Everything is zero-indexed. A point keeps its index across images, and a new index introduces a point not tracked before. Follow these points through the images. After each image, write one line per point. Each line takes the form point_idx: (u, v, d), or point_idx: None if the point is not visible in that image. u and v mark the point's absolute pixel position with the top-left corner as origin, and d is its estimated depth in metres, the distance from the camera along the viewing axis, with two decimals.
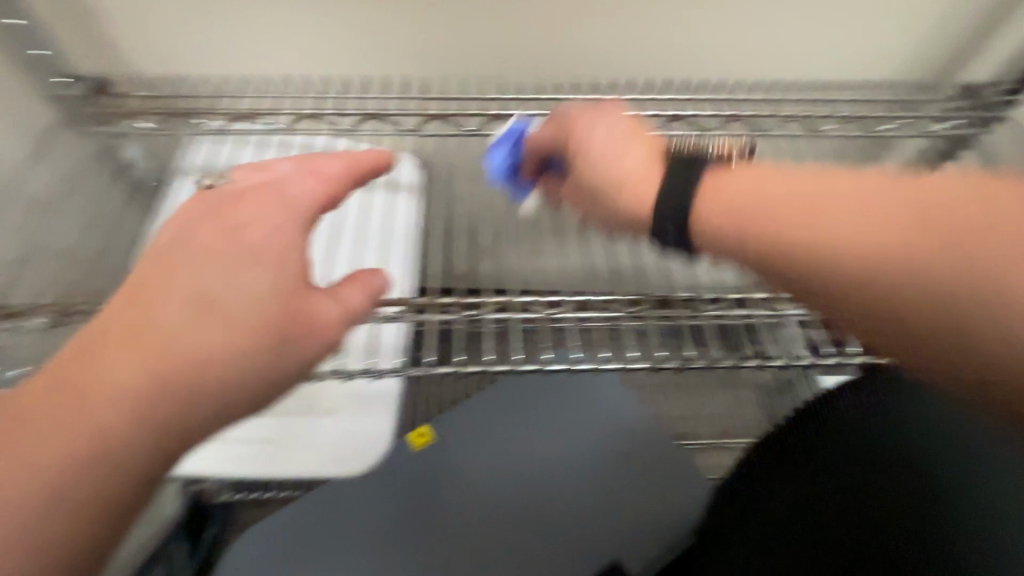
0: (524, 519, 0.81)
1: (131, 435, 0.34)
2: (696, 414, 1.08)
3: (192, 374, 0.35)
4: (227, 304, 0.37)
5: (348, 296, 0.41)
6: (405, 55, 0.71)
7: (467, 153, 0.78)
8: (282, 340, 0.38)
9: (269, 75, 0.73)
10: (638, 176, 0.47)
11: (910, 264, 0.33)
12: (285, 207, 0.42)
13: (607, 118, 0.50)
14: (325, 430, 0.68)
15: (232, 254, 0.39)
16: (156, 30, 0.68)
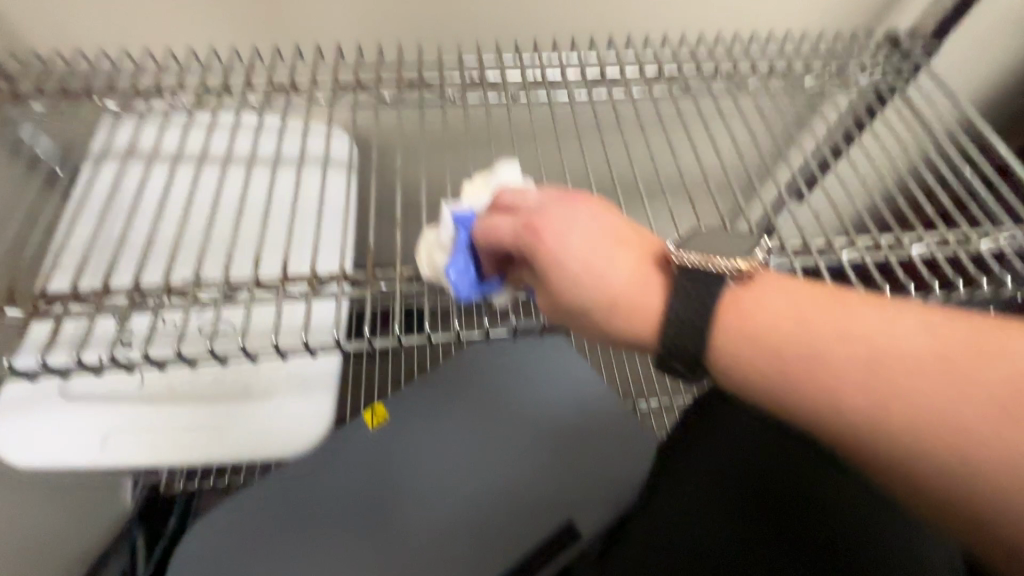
0: (483, 497, 0.79)
1: None
2: (649, 377, 1.12)
3: None
4: None
5: None
6: (316, 24, 0.68)
7: (395, 124, 0.74)
8: None
9: (173, 49, 0.69)
10: (632, 295, 0.41)
11: (888, 424, 0.34)
12: None
13: (567, 209, 0.44)
14: (254, 413, 0.64)
15: None
16: (38, 6, 0.64)
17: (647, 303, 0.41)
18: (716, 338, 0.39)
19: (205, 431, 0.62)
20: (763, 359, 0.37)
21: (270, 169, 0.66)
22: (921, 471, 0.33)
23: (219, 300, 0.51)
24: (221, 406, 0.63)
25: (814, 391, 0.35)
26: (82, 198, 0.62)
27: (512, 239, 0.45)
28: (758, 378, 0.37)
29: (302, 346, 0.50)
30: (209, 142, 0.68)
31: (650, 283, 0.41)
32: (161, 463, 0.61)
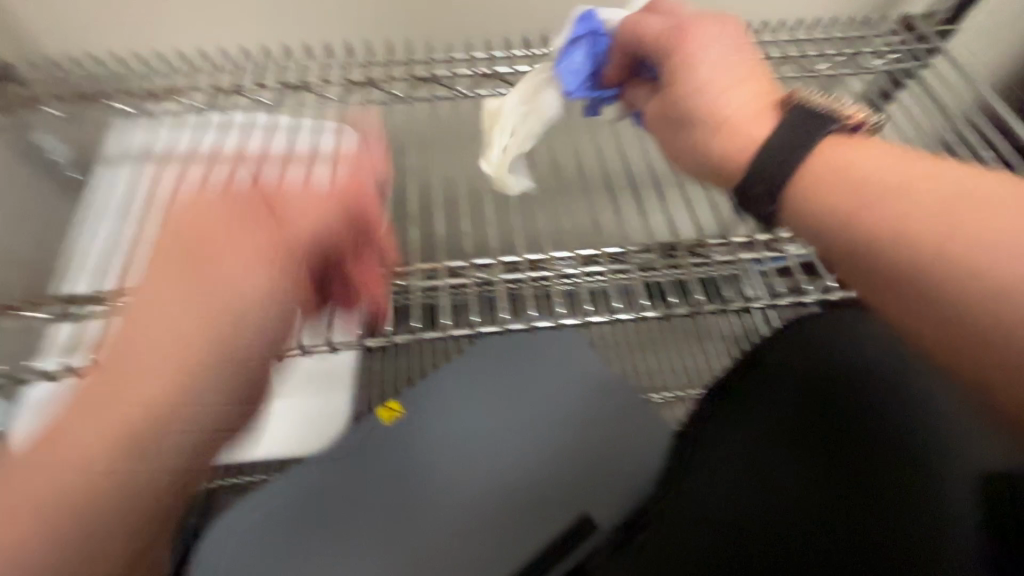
0: (500, 491, 0.81)
1: (135, 437, 0.42)
2: (660, 368, 1.13)
3: (178, 371, 0.43)
4: (182, 339, 0.44)
5: (229, 281, 0.46)
6: (331, 22, 0.69)
7: (407, 122, 0.75)
8: (182, 370, 0.43)
9: (184, 50, 0.69)
10: (736, 116, 0.48)
11: (971, 267, 0.37)
12: (251, 231, 0.48)
13: (717, 35, 0.51)
14: None
15: (181, 283, 0.45)
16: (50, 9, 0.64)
17: (747, 129, 0.48)
18: (813, 197, 0.44)
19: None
20: (856, 202, 0.42)
21: (284, 168, 0.66)
22: (994, 321, 0.37)
23: None
24: None
25: (945, 259, 0.38)
26: (105, 201, 0.62)
27: (654, 37, 0.53)
28: (863, 210, 0.41)
29: None
30: (225, 141, 0.68)
31: (762, 123, 0.48)
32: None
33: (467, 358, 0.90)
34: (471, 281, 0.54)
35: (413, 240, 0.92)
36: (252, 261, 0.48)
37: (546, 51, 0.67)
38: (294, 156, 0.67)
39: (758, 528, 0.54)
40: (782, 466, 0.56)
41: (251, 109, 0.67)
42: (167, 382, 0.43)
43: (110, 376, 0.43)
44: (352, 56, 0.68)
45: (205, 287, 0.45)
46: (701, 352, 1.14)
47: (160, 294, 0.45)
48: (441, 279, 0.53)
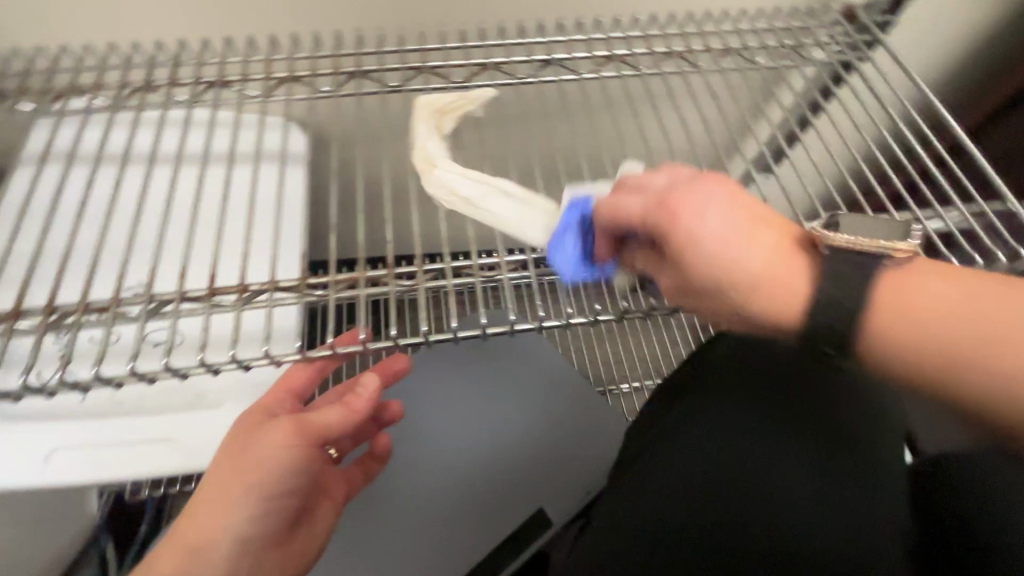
0: (457, 496, 0.79)
1: (187, 552, 0.50)
2: (620, 362, 1.12)
3: (196, 559, 0.49)
4: (208, 532, 0.50)
5: (252, 449, 0.51)
6: (252, 13, 0.64)
7: (341, 118, 0.71)
8: (196, 554, 0.50)
9: (93, 44, 0.65)
10: (768, 276, 0.41)
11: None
12: (256, 451, 0.51)
13: (706, 194, 0.43)
14: (204, 425, 0.62)
15: (194, 530, 0.50)
16: None
17: (790, 295, 0.40)
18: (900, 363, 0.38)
19: (148, 446, 0.61)
20: (941, 352, 0.37)
21: (205, 169, 0.63)
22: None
23: (140, 314, 0.46)
24: (168, 421, 0.62)
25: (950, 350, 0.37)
26: (10, 204, 0.58)
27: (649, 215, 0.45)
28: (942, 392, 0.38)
29: (232, 360, 0.46)
30: (139, 140, 0.63)
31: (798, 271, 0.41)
32: (94, 482, 0.59)
33: (433, 361, 0.90)
34: (392, 289, 0.51)
35: (358, 238, 0.88)
36: (282, 441, 0.52)
37: (480, 43, 0.64)
38: (214, 157, 0.63)
39: (713, 528, 0.53)
40: (742, 468, 0.56)
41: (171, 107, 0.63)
42: (236, 567, 0.52)
43: (187, 535, 0.50)
44: (275, 50, 0.65)
45: (259, 482, 0.51)
46: (661, 345, 1.14)
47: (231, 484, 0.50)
48: (358, 288, 0.50)
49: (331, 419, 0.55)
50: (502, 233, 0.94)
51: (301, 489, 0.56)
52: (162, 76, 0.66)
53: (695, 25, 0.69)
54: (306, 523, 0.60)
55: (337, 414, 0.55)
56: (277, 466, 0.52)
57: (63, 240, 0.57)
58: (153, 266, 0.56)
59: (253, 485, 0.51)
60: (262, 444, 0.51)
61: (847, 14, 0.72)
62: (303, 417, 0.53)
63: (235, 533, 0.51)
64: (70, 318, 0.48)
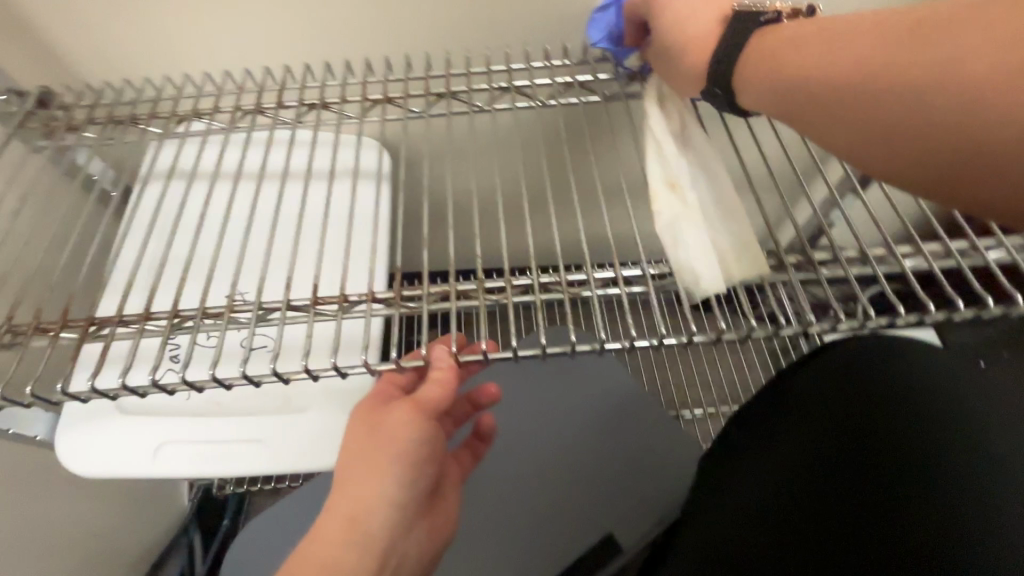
0: (547, 515, 0.77)
1: (337, 544, 0.44)
2: (695, 382, 1.08)
3: (346, 548, 0.44)
4: (353, 517, 0.44)
5: (378, 424, 0.46)
6: (351, 39, 0.68)
7: (429, 135, 0.74)
8: (347, 542, 0.44)
9: (213, 72, 0.71)
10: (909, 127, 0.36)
11: (962, 122, 0.33)
12: (383, 424, 0.46)
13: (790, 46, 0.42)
14: (296, 428, 0.66)
15: (338, 517, 0.44)
16: (90, 42, 0.67)
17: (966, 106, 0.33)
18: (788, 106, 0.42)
19: (246, 445, 0.65)
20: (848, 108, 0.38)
21: (308, 184, 0.67)
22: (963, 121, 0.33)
23: (253, 320, 0.49)
24: (265, 422, 0.65)
25: (984, 148, 0.33)
26: (139, 218, 0.64)
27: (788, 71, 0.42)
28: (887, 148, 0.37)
29: (333, 366, 0.47)
30: (249, 159, 0.68)
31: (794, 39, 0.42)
32: (198, 476, 0.63)
33: (511, 375, 0.88)
34: (480, 301, 0.51)
35: (438, 248, 0.91)
36: (406, 414, 0.46)
37: (567, 61, 0.65)
38: (315, 173, 0.67)
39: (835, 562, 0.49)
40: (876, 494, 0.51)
41: (277, 127, 0.68)
42: (386, 556, 0.46)
43: (334, 525, 0.44)
44: (372, 73, 0.69)
45: (395, 463, 0.46)
46: (738, 368, 1.09)
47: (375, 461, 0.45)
48: (449, 300, 0.51)
49: (442, 390, 0.47)
50: (578, 245, 0.94)
51: (432, 462, 0.50)
52: (269, 99, 0.71)
53: None
54: (434, 506, 0.55)
55: (436, 390, 0.47)
56: (406, 439, 0.46)
57: (181, 250, 0.61)
58: (261, 273, 0.60)
59: (388, 462, 0.46)
60: (387, 418, 0.46)
61: None
62: (417, 392, 0.47)
63: (379, 516, 0.45)
64: (190, 320, 0.51)
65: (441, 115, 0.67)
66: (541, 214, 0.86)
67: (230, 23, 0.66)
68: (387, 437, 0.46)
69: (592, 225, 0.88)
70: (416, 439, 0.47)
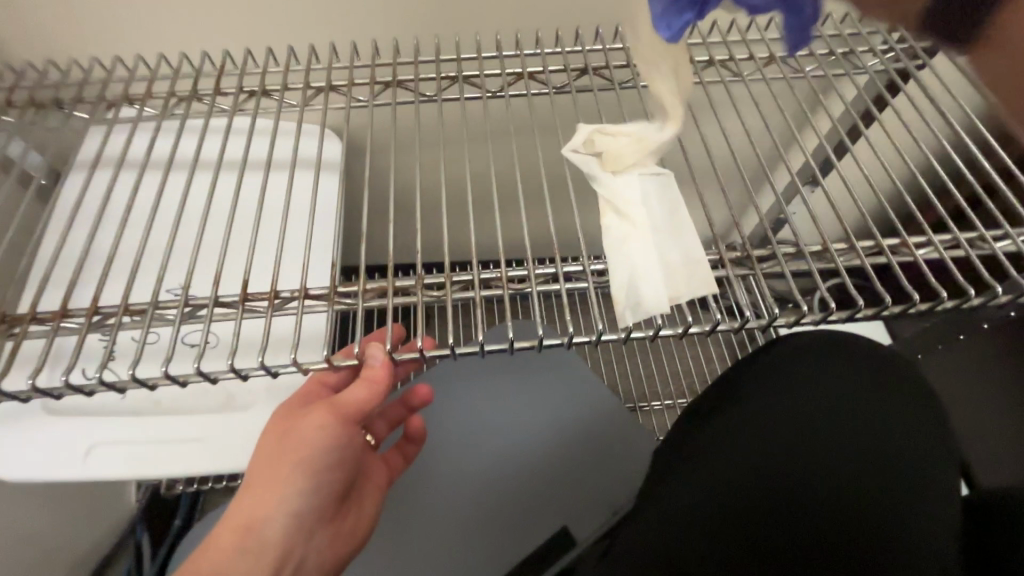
0: (493, 512, 0.77)
1: (235, 535, 0.46)
2: (652, 376, 1.10)
3: (243, 539, 0.46)
4: (254, 511, 0.46)
5: (293, 426, 0.47)
6: (293, 23, 0.66)
7: (377, 125, 0.71)
8: (244, 534, 0.46)
9: (146, 55, 0.68)
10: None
11: None
12: (297, 426, 0.47)
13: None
14: (235, 427, 0.64)
15: (240, 510, 0.46)
16: (7, 20, 0.63)
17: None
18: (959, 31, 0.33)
19: (183, 446, 0.62)
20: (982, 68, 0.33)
21: (246, 175, 0.64)
22: None
23: (175, 317, 0.47)
24: (201, 422, 0.63)
25: None
26: (63, 207, 0.61)
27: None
28: None
29: (259, 366, 0.45)
30: (183, 148, 0.65)
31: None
32: (136, 479, 0.61)
33: (466, 370, 0.87)
34: (418, 297, 0.50)
35: (392, 241, 0.89)
36: (320, 417, 0.47)
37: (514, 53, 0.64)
38: (253, 164, 0.65)
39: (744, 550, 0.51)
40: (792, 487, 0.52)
41: (214, 114, 0.65)
42: (286, 548, 0.48)
43: (237, 517, 0.46)
44: (315, 59, 0.66)
45: (307, 462, 0.47)
46: (696, 361, 1.10)
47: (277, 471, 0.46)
48: (385, 297, 0.49)
49: (361, 397, 0.46)
50: (536, 240, 0.93)
51: (348, 462, 0.51)
52: (207, 85, 0.68)
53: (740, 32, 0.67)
54: (355, 503, 0.56)
55: (361, 393, 0.47)
56: (317, 442, 0.47)
57: (106, 243, 0.58)
58: (192, 268, 0.57)
59: (297, 462, 0.46)
60: (302, 419, 0.47)
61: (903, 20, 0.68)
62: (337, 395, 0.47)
63: (281, 512, 0.47)
64: (110, 318, 0.49)
65: (386, 105, 0.65)
66: (496, 208, 0.85)
67: (161, 3, 0.63)
68: (292, 445, 0.46)
69: (547, 219, 0.88)
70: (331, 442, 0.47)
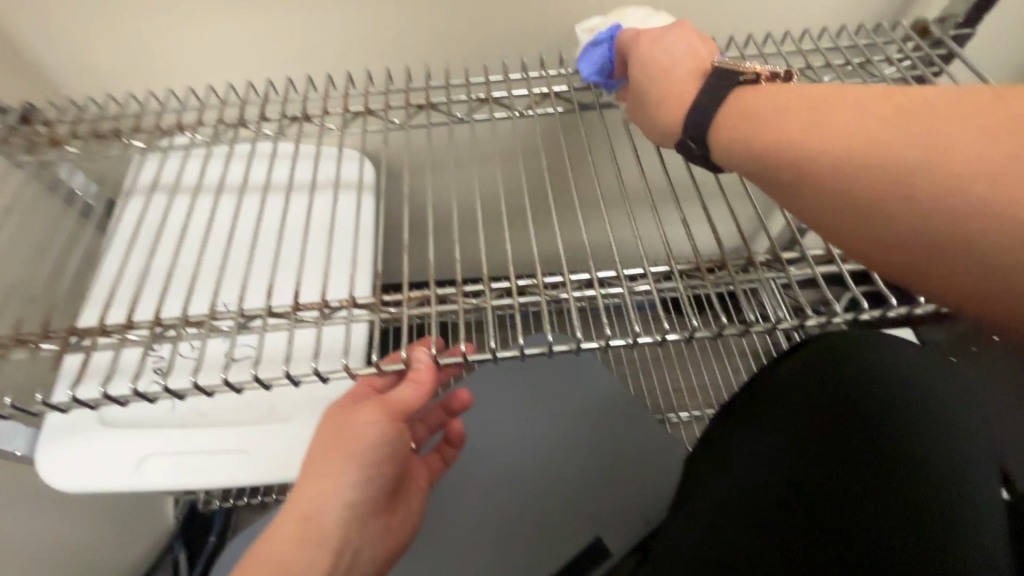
0: (531, 521, 0.77)
1: (293, 530, 0.47)
2: (679, 386, 1.10)
3: (300, 536, 0.46)
4: (310, 507, 0.47)
5: (346, 423, 0.48)
6: (333, 53, 0.70)
7: (411, 144, 0.75)
8: (301, 530, 0.47)
9: (196, 86, 0.72)
10: (675, 89, 0.47)
11: (899, 199, 0.32)
12: (349, 423, 0.48)
13: (671, 28, 0.51)
14: (280, 438, 0.66)
15: (297, 506, 0.47)
16: (74, 58, 0.68)
17: (680, 94, 0.47)
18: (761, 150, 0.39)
19: (231, 456, 0.65)
20: (785, 161, 0.38)
21: (291, 195, 0.68)
22: (883, 210, 0.33)
23: (233, 328, 0.50)
24: (249, 433, 0.65)
25: (907, 195, 0.32)
26: (121, 230, 0.64)
27: (625, 48, 0.54)
28: (820, 179, 0.36)
29: (313, 370, 0.47)
30: (231, 171, 0.69)
31: (691, 84, 0.47)
32: (186, 488, 0.63)
33: (497, 377, 0.89)
34: (460, 305, 0.52)
35: (423, 255, 0.92)
36: (373, 415, 0.48)
37: (542, 74, 0.67)
38: (298, 185, 0.68)
39: None
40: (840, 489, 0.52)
41: (260, 139, 0.69)
42: (340, 546, 0.48)
43: (294, 513, 0.47)
44: (354, 85, 0.70)
45: (359, 459, 0.48)
46: (723, 371, 1.11)
47: (335, 467, 0.47)
48: (429, 304, 0.51)
49: (414, 393, 0.48)
50: (561, 253, 0.95)
51: (397, 459, 0.52)
52: (252, 112, 0.72)
53: (759, 45, 0.70)
54: (401, 502, 0.57)
55: (410, 391, 0.48)
56: (370, 439, 0.48)
57: (162, 263, 0.62)
58: (245, 284, 0.60)
59: (352, 458, 0.48)
60: (355, 416, 0.48)
61: (918, 29, 0.70)
62: (388, 393, 0.49)
63: (336, 509, 0.48)
64: (171, 330, 0.52)
65: (422, 125, 0.68)
66: (524, 223, 0.88)
67: (211, 39, 0.67)
68: (348, 443, 0.47)
69: (573, 232, 0.90)
70: (382, 439, 0.48)
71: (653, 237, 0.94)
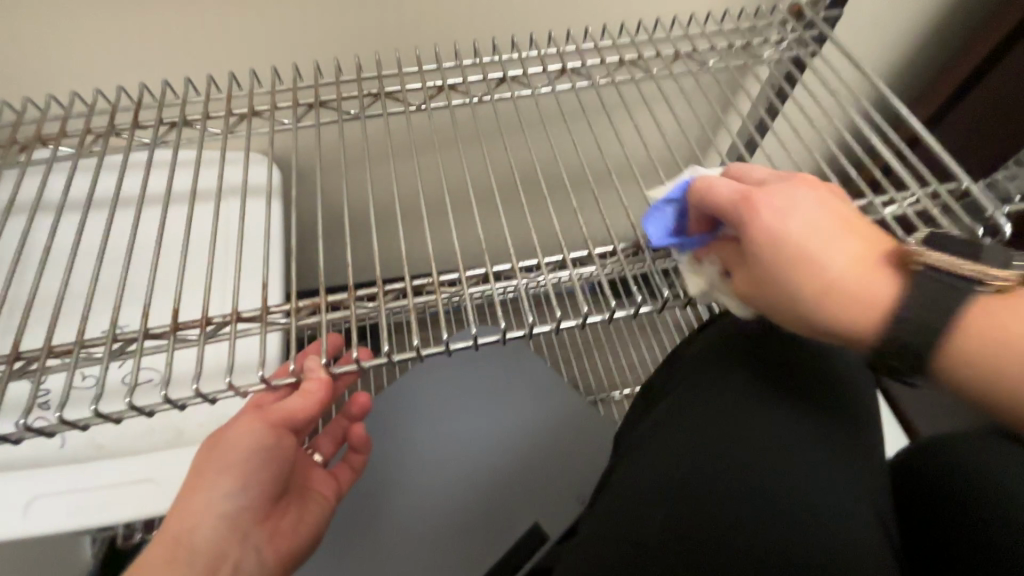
0: (457, 515, 0.77)
1: (168, 548, 0.45)
2: (609, 368, 1.13)
3: (175, 552, 0.45)
4: (185, 524, 0.46)
5: (225, 436, 0.48)
6: (208, 53, 0.66)
7: (306, 145, 0.72)
8: (176, 548, 0.46)
9: (58, 95, 0.66)
10: (836, 272, 0.39)
11: None
12: (228, 436, 0.48)
13: (789, 189, 0.43)
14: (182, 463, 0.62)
15: (169, 526, 0.46)
16: None
17: (874, 294, 0.39)
18: None
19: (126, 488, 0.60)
20: None
21: (173, 207, 0.64)
22: None
23: (103, 356, 0.46)
24: (146, 463, 0.61)
25: None
26: None
27: (726, 212, 0.44)
28: None
29: (193, 394, 0.45)
30: (103, 185, 0.64)
31: (879, 279, 0.39)
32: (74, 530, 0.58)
33: (421, 377, 0.88)
34: (352, 310, 0.50)
35: (338, 258, 0.89)
36: (254, 424, 0.48)
37: (433, 67, 0.66)
38: (181, 195, 0.64)
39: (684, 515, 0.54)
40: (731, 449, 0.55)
41: (134, 149, 0.65)
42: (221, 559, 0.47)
43: (168, 532, 0.46)
44: (236, 87, 0.67)
45: (240, 468, 0.48)
46: (649, 350, 1.15)
47: (213, 477, 0.47)
48: (320, 313, 0.50)
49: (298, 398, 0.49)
50: (481, 246, 0.95)
51: (284, 467, 0.52)
52: (125, 120, 0.68)
53: (648, 33, 0.71)
54: (298, 512, 0.56)
55: (297, 399, 0.49)
56: (252, 448, 0.48)
57: (28, 289, 0.57)
58: (122, 305, 0.57)
59: (232, 469, 0.47)
60: (234, 429, 0.48)
61: (794, 11, 0.73)
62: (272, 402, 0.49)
63: (214, 521, 0.47)
64: (34, 362, 0.48)
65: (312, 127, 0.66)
66: (436, 217, 0.87)
67: (71, 43, 0.62)
68: (223, 452, 0.47)
69: (490, 225, 0.90)
70: (266, 446, 0.49)
71: (568, 226, 0.95)
